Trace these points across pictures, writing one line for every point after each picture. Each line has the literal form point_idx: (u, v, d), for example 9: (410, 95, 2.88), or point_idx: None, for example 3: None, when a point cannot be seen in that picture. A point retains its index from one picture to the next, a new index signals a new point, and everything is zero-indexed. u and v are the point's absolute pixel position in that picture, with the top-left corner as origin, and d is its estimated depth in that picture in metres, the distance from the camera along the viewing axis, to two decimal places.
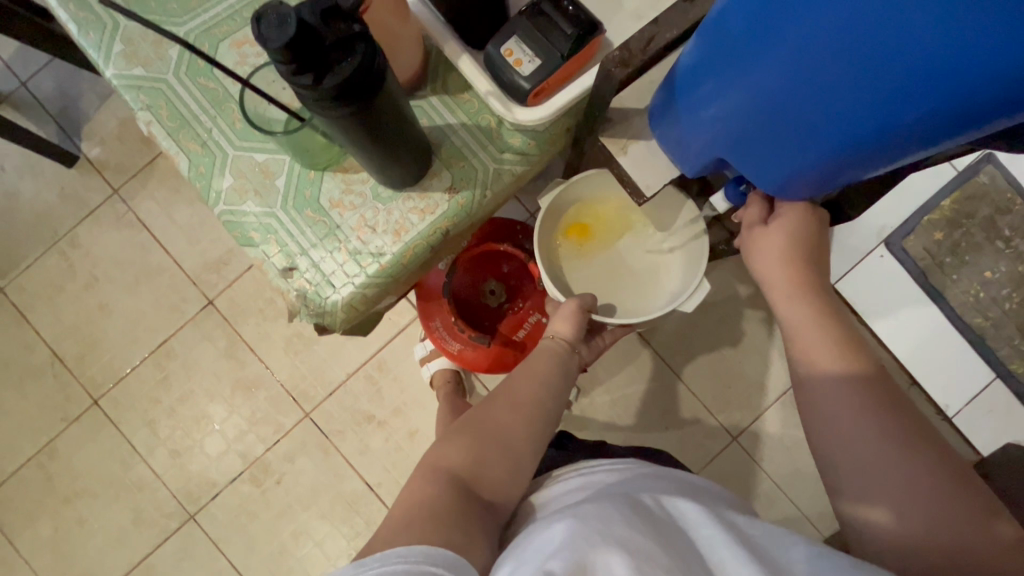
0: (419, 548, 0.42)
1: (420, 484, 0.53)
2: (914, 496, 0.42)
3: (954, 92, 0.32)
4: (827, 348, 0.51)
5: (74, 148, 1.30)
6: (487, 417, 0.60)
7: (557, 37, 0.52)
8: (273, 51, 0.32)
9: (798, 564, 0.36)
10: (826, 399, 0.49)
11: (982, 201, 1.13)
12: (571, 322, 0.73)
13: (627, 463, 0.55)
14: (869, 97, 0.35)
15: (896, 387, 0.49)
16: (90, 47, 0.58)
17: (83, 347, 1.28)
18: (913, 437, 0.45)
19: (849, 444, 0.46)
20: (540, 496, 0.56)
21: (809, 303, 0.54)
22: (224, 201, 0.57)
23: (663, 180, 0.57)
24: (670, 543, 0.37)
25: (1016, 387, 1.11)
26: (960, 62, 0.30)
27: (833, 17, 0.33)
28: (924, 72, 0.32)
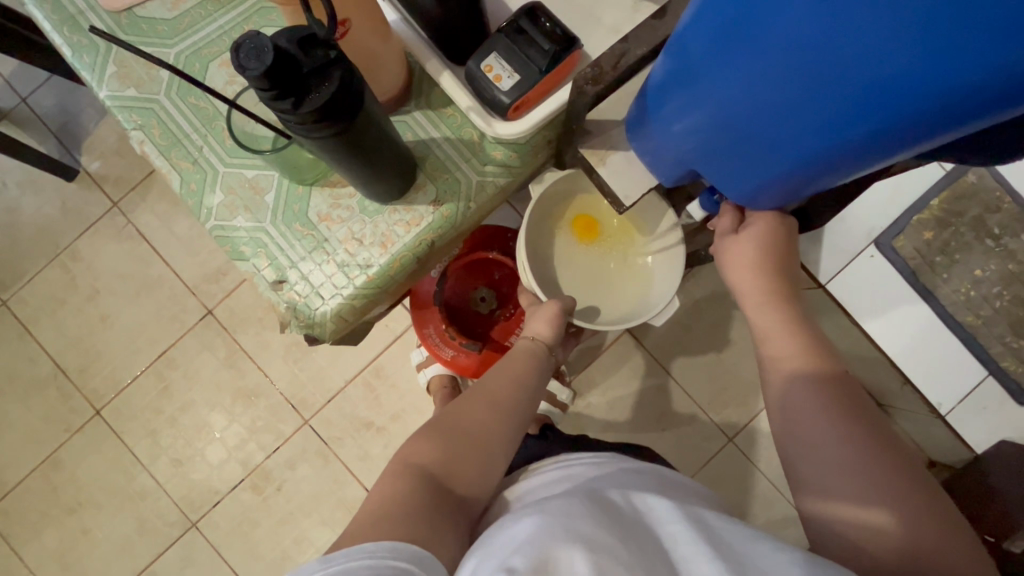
0: (384, 543, 0.44)
1: (392, 481, 0.54)
2: (869, 495, 0.43)
3: (896, 113, 0.33)
4: (793, 352, 0.53)
5: (74, 162, 1.33)
6: (462, 414, 0.61)
7: (535, 53, 0.53)
8: (253, 79, 0.34)
9: (757, 558, 0.37)
10: (790, 399, 0.51)
11: (971, 201, 1.14)
12: (550, 324, 0.75)
13: (609, 457, 0.57)
14: (820, 116, 0.37)
15: (860, 394, 0.50)
16: (84, 70, 0.60)
17: (85, 359, 1.30)
18: (869, 439, 0.46)
19: (812, 445, 0.47)
20: (519, 489, 0.58)
21: (778, 309, 0.55)
22: (215, 217, 0.59)
23: (641, 189, 0.58)
24: (634, 539, 0.39)
25: (1009, 384, 1.12)
26: (897, 87, 0.32)
27: (782, 44, 0.35)
28: (867, 93, 0.33)
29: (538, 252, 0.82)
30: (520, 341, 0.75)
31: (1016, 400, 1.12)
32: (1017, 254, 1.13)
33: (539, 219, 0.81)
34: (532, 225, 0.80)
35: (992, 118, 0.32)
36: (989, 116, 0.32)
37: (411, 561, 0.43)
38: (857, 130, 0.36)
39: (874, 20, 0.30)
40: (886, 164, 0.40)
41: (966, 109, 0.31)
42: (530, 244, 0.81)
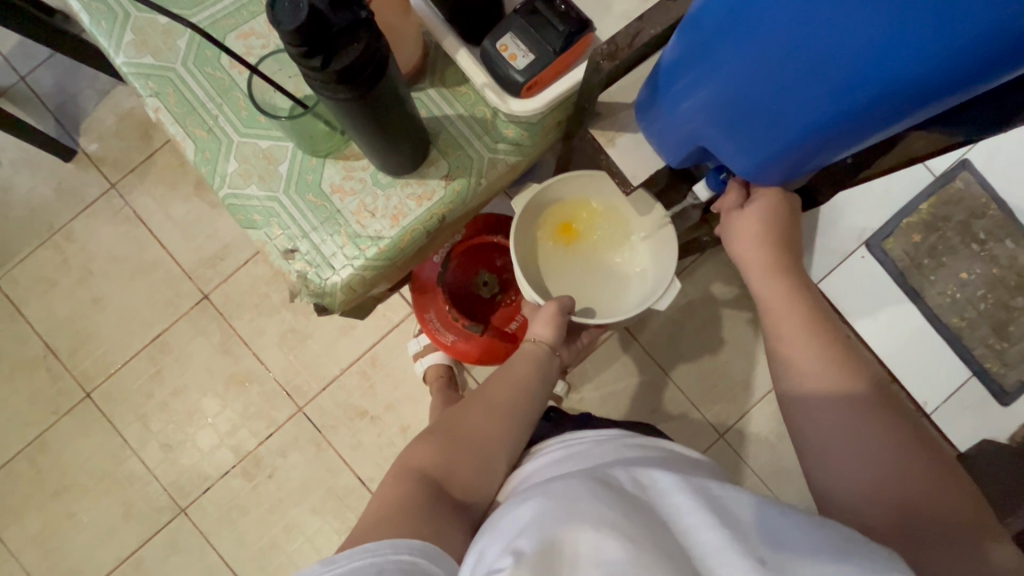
0: (384, 542, 0.46)
1: (393, 483, 0.57)
2: (877, 458, 0.46)
3: (899, 83, 0.35)
4: (797, 331, 0.54)
5: (73, 143, 1.32)
6: (461, 419, 0.64)
7: (549, 34, 0.55)
8: (286, 33, 0.35)
9: (765, 524, 0.38)
10: (796, 378, 0.53)
11: (958, 205, 1.18)
12: (550, 324, 0.77)
13: (615, 433, 0.59)
14: (829, 90, 0.39)
15: (867, 370, 0.51)
16: (100, 36, 0.61)
17: (77, 341, 1.29)
18: (876, 407, 0.48)
19: (819, 416, 0.50)
20: (527, 468, 0.60)
21: (784, 282, 0.58)
22: (228, 185, 0.59)
23: (648, 170, 0.60)
24: (640, 511, 0.39)
25: (991, 385, 1.15)
26: (900, 57, 0.34)
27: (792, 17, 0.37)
28: (872, 66, 0.35)
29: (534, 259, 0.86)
30: (523, 345, 0.76)
31: (998, 401, 1.15)
32: (1001, 259, 1.17)
33: (534, 226, 0.85)
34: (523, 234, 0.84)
35: (990, 81, 0.34)
36: (985, 80, 0.34)
37: (414, 554, 0.46)
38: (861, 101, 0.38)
39: None
40: (885, 138, 0.42)
41: (967, 70, 0.33)
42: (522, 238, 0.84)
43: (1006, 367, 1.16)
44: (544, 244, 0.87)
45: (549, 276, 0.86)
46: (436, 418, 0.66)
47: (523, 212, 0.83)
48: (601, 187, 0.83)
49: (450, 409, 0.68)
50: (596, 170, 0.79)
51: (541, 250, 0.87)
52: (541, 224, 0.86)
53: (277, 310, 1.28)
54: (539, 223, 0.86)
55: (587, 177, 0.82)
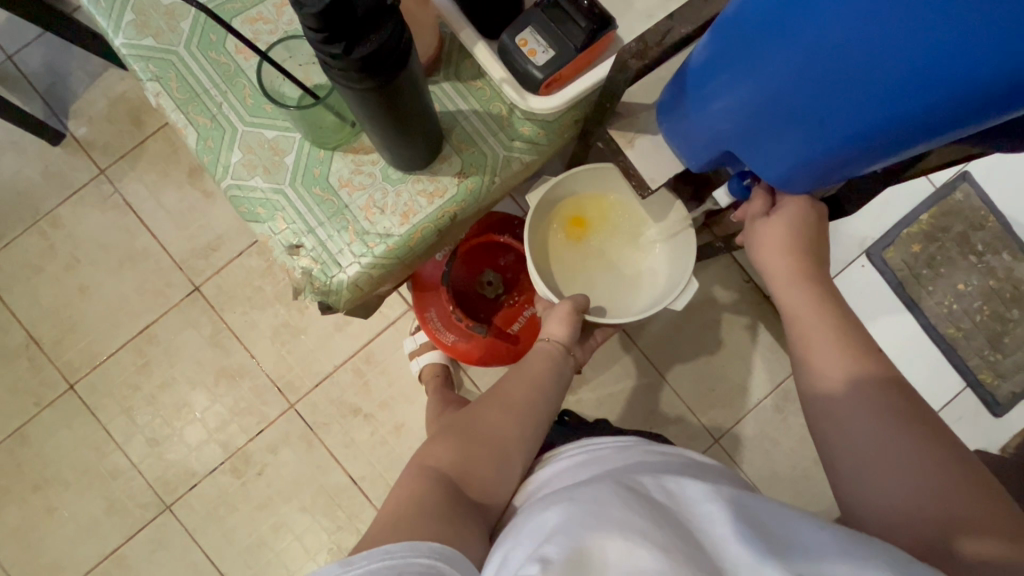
0: (402, 543, 0.45)
1: (410, 481, 0.57)
2: (909, 470, 0.46)
3: (937, 103, 0.34)
4: (825, 342, 0.54)
5: (61, 126, 1.27)
6: (478, 418, 0.64)
7: (570, 29, 0.53)
8: (307, 17, 0.33)
9: (793, 539, 0.37)
10: (824, 391, 0.53)
11: (957, 217, 1.18)
12: (565, 324, 0.76)
13: (634, 441, 0.59)
14: (863, 105, 0.37)
15: (895, 379, 0.51)
16: (98, 15, 0.59)
17: (61, 330, 1.25)
18: (906, 419, 0.48)
19: (847, 429, 0.50)
20: (545, 474, 0.59)
21: (809, 291, 0.57)
22: (231, 175, 0.57)
23: (666, 174, 0.59)
24: (669, 520, 0.39)
25: (985, 396, 1.16)
26: (943, 76, 0.32)
27: (833, 27, 0.36)
28: (911, 82, 0.34)
29: (544, 256, 0.84)
30: (537, 343, 0.75)
31: (991, 411, 1.15)
32: (998, 271, 1.17)
33: (546, 220, 0.84)
34: (536, 229, 0.83)
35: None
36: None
37: (434, 557, 0.44)
38: (894, 119, 0.37)
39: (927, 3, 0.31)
40: (915, 156, 0.41)
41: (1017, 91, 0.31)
42: (536, 233, 0.82)
43: (1001, 379, 1.16)
44: (555, 240, 0.85)
45: (559, 272, 0.84)
46: (453, 417, 0.66)
47: (539, 204, 0.82)
48: (614, 184, 0.83)
49: (468, 407, 0.68)
50: (613, 164, 0.79)
51: (553, 243, 0.85)
52: (552, 219, 0.85)
53: (270, 304, 1.25)
54: (550, 219, 0.85)
55: (604, 171, 0.81)
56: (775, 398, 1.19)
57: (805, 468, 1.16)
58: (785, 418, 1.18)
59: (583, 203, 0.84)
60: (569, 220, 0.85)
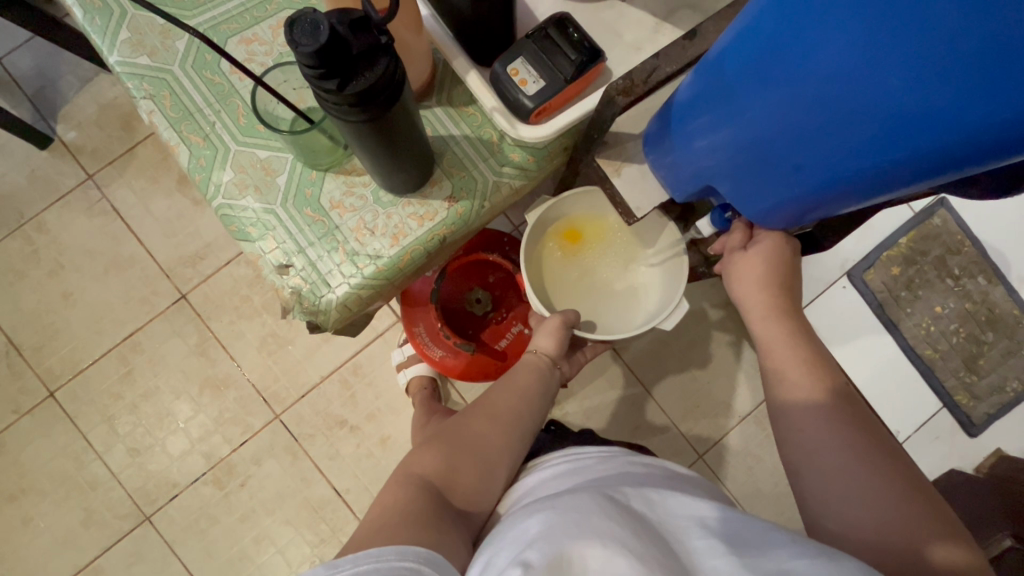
0: (388, 547, 0.44)
1: (394, 489, 0.57)
2: (876, 495, 0.48)
3: (906, 157, 0.36)
4: (798, 374, 0.57)
5: (49, 130, 1.27)
6: (465, 429, 0.65)
7: (561, 61, 0.54)
8: (303, 55, 0.34)
9: (770, 546, 0.39)
10: (797, 414, 0.56)
11: (935, 241, 1.21)
12: (553, 338, 0.77)
13: (616, 452, 0.60)
14: (838, 152, 0.39)
15: (861, 406, 0.55)
16: (94, 33, 0.60)
17: (43, 337, 1.23)
18: (872, 448, 0.50)
19: (818, 451, 0.52)
20: (528, 481, 0.60)
21: (783, 325, 0.60)
22: (222, 194, 0.58)
23: (652, 203, 0.63)
24: (650, 533, 0.40)
25: (961, 416, 1.18)
26: (909, 136, 0.34)
27: (810, 80, 0.37)
28: (881, 137, 0.36)
29: (537, 271, 0.85)
30: (524, 354, 0.77)
31: (967, 432, 1.18)
32: (974, 294, 1.20)
33: (538, 239, 0.86)
34: (531, 246, 0.84)
35: (994, 161, 0.34)
36: (989, 161, 0.34)
37: (419, 561, 0.44)
38: (867, 166, 0.39)
39: (894, 70, 0.32)
40: (888, 197, 0.43)
41: (975, 152, 0.33)
42: (530, 251, 0.84)
43: (976, 400, 1.18)
44: (550, 257, 0.86)
45: (553, 288, 0.86)
46: (439, 428, 0.67)
47: (532, 226, 0.83)
48: (604, 206, 0.85)
49: (454, 417, 0.68)
50: (599, 188, 0.81)
51: (546, 261, 0.86)
52: (547, 238, 0.86)
53: (257, 313, 1.24)
54: (545, 236, 0.86)
55: (592, 194, 0.83)
56: (759, 415, 1.21)
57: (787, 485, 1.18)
58: (767, 434, 1.20)
59: (573, 223, 0.86)
60: (561, 240, 0.87)
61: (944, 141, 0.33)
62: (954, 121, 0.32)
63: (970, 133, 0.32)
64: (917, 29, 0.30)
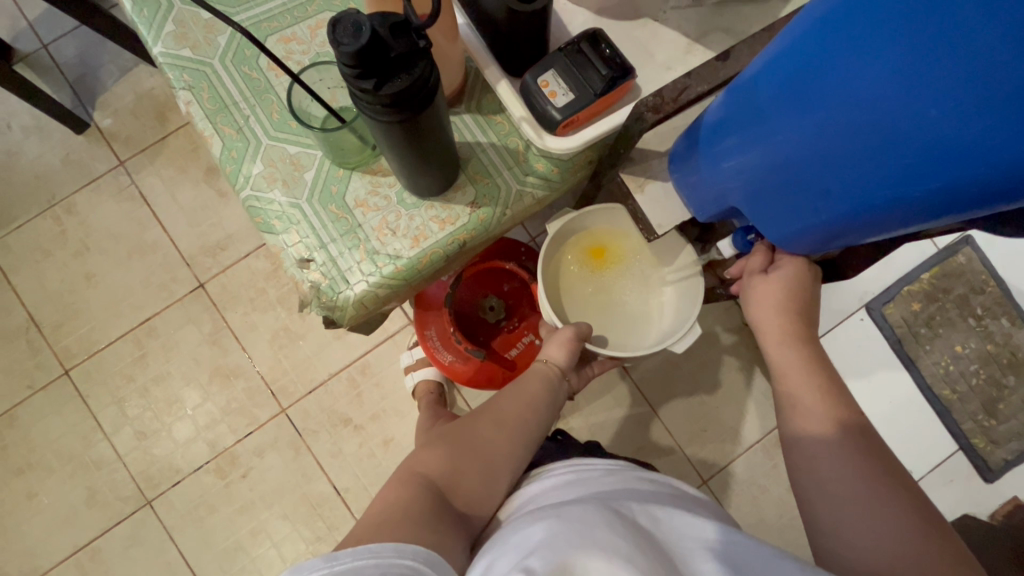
0: (388, 544, 0.44)
1: (398, 487, 0.57)
2: (889, 528, 0.47)
3: (933, 190, 0.35)
4: (812, 401, 0.57)
5: (86, 116, 1.30)
6: (471, 434, 0.64)
7: (592, 76, 0.55)
8: (345, 55, 0.35)
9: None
10: (810, 443, 0.55)
11: (959, 279, 1.19)
12: (565, 350, 0.76)
13: (621, 466, 0.60)
14: (864, 180, 0.39)
15: (876, 437, 0.54)
16: (141, 24, 0.62)
17: (63, 316, 1.26)
18: (886, 481, 0.49)
19: (829, 480, 0.51)
20: (530, 489, 0.60)
21: (800, 352, 0.60)
22: (251, 186, 0.60)
23: (673, 221, 0.63)
24: (654, 550, 0.40)
25: (976, 460, 1.15)
26: (936, 168, 0.34)
27: (839, 108, 0.37)
28: (909, 168, 0.36)
29: (553, 283, 0.86)
30: (535, 363, 0.77)
31: (983, 476, 1.14)
32: (996, 336, 1.17)
33: (558, 252, 0.86)
34: (550, 257, 0.85)
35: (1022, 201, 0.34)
36: (1019, 199, 0.33)
37: (417, 561, 0.44)
38: (893, 196, 0.38)
39: (925, 102, 0.32)
40: (914, 229, 0.42)
41: (1002, 190, 0.32)
42: (548, 262, 0.84)
43: (994, 445, 1.15)
44: (568, 270, 0.86)
45: (568, 300, 0.86)
46: (445, 431, 0.67)
47: (552, 238, 0.84)
48: (625, 224, 0.84)
49: (460, 421, 0.68)
50: (620, 205, 0.80)
51: (565, 273, 0.87)
52: (566, 250, 0.87)
53: (272, 306, 1.26)
54: (565, 250, 0.87)
55: (613, 211, 0.83)
56: (767, 444, 1.19)
57: (792, 517, 1.15)
58: (775, 464, 1.18)
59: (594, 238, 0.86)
60: (582, 253, 0.87)
61: (975, 173, 0.32)
62: (989, 152, 0.31)
63: (1005, 167, 0.31)
64: (950, 63, 0.30)
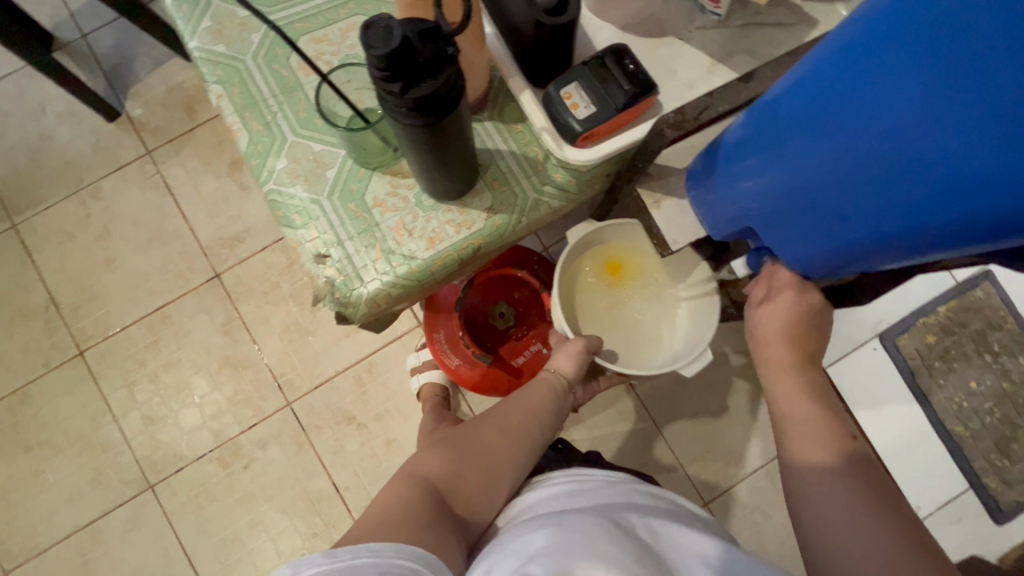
0: (388, 543, 0.44)
1: (398, 488, 0.57)
2: (884, 556, 0.46)
3: (952, 220, 0.35)
4: (810, 426, 0.57)
5: (118, 104, 1.34)
6: (475, 438, 0.64)
7: (614, 90, 0.56)
8: (376, 57, 0.36)
9: None
10: (807, 468, 0.55)
11: (976, 314, 1.17)
12: (575, 361, 0.77)
13: (622, 478, 0.59)
14: (883, 207, 0.39)
15: (875, 464, 0.53)
16: (179, 19, 0.64)
17: (81, 298, 1.28)
18: (882, 509, 0.49)
19: (824, 505, 0.51)
20: (529, 497, 0.59)
21: (799, 377, 0.60)
22: (274, 180, 0.61)
23: (689, 238, 0.63)
24: (654, 565, 0.40)
25: (987, 500, 1.12)
26: (956, 199, 0.34)
27: (859, 134, 0.37)
28: (928, 197, 0.35)
29: (569, 293, 0.86)
30: (542, 372, 0.77)
31: (993, 517, 1.12)
32: (1013, 374, 1.15)
33: (576, 263, 0.86)
34: (567, 267, 0.85)
35: None
36: None
37: (416, 561, 0.44)
38: (912, 224, 0.38)
39: (945, 132, 0.32)
40: (933, 258, 0.42)
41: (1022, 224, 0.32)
42: (566, 272, 0.85)
43: (1006, 485, 1.13)
44: (584, 282, 0.87)
45: (581, 312, 0.86)
46: (449, 433, 0.67)
47: (571, 248, 0.84)
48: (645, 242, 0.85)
49: (465, 425, 0.68)
50: (640, 223, 0.81)
51: (580, 285, 0.87)
52: (584, 262, 0.87)
53: (285, 301, 1.28)
54: (582, 262, 0.87)
55: (633, 229, 0.84)
56: (772, 469, 1.17)
57: (794, 546, 1.13)
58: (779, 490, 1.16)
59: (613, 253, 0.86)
60: (599, 267, 0.87)
61: (984, 209, 0.33)
62: (1008, 186, 0.30)
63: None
64: (971, 95, 0.30)
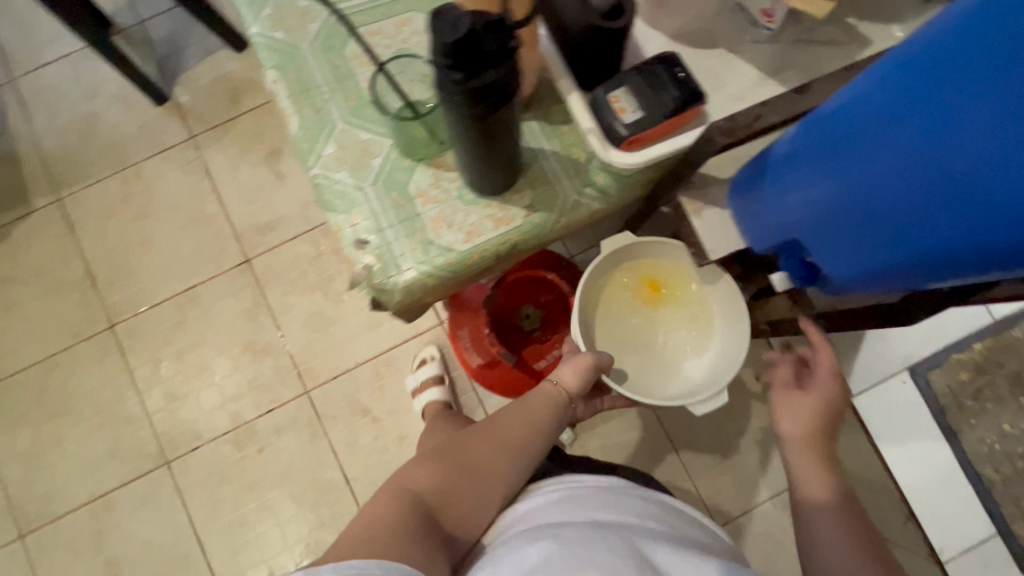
0: (372, 561, 0.46)
1: (388, 500, 0.58)
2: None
3: (991, 246, 0.34)
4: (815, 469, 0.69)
5: (167, 89, 1.39)
6: (469, 450, 0.64)
7: (663, 97, 0.56)
8: (444, 44, 0.37)
9: None
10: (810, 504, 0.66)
11: (1013, 353, 1.13)
12: (580, 375, 0.75)
13: (613, 483, 0.60)
14: (923, 228, 0.38)
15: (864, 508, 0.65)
16: (241, 5, 0.66)
17: (117, 273, 1.32)
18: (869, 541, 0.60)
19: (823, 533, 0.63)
20: (523, 504, 0.60)
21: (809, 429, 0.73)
22: (321, 165, 0.62)
23: (728, 248, 0.63)
24: None
25: (1015, 549, 1.08)
26: (993, 225, 0.33)
27: (899, 153, 0.37)
28: (966, 221, 0.35)
29: (595, 305, 0.86)
30: (544, 383, 0.76)
31: None
32: None
33: (612, 274, 0.87)
34: (601, 277, 0.86)
35: None
36: None
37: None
38: (952, 247, 0.37)
39: (980, 156, 0.32)
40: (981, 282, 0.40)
41: None
42: (596, 283, 0.85)
43: None
44: (614, 295, 0.87)
45: (602, 326, 0.87)
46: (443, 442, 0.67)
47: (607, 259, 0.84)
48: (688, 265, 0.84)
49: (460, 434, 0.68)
50: (677, 242, 0.80)
51: (610, 299, 0.87)
52: (621, 274, 0.87)
53: (311, 290, 1.29)
54: (619, 274, 0.87)
55: (677, 250, 0.83)
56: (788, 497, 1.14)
57: None
58: None
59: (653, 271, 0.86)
60: (635, 282, 0.87)
61: (1013, 237, 0.32)
62: None
63: None
64: (1006, 120, 0.29)
